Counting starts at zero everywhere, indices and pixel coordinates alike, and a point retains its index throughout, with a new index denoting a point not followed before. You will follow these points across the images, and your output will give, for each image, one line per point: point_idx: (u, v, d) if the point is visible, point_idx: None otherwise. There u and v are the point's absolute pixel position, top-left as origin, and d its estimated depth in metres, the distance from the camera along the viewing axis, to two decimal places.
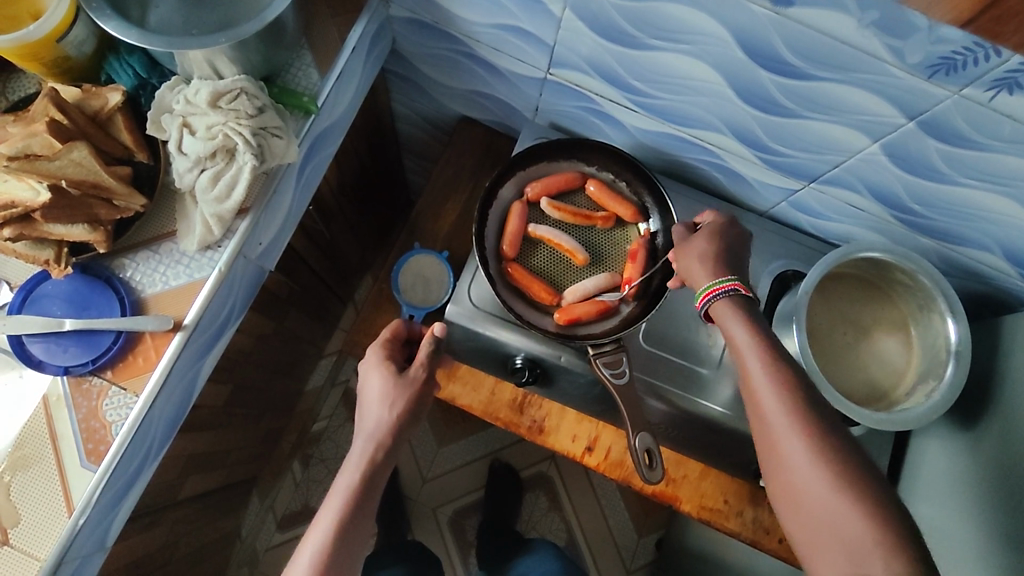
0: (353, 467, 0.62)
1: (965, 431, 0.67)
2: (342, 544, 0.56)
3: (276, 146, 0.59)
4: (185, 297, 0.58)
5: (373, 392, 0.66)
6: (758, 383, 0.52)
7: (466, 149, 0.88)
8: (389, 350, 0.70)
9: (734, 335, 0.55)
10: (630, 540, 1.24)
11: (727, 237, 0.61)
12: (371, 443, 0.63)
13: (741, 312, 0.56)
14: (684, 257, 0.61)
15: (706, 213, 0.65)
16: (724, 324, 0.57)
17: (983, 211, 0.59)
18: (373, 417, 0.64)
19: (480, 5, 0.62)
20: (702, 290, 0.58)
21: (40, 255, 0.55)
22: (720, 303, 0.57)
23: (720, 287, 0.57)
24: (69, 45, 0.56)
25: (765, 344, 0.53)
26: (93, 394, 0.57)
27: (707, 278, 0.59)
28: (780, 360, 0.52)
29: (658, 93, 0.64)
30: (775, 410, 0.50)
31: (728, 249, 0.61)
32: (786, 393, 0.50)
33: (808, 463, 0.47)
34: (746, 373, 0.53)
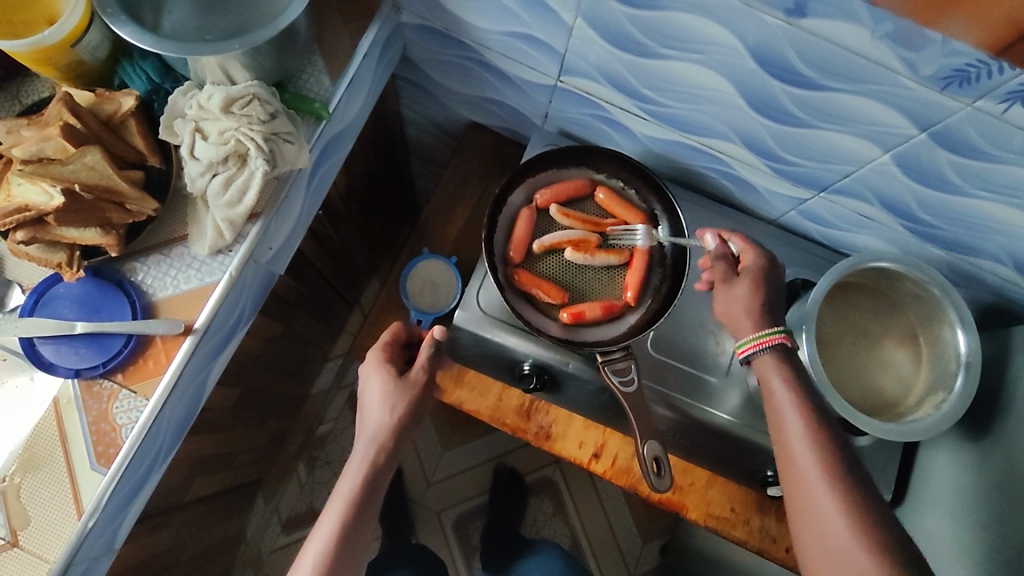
0: (355, 471, 0.62)
1: (974, 442, 0.66)
2: (343, 548, 0.57)
3: (287, 152, 0.59)
4: (196, 301, 0.59)
5: (374, 396, 0.66)
6: (794, 441, 0.53)
7: (475, 154, 0.88)
8: (389, 352, 0.70)
9: (773, 390, 0.56)
10: (634, 546, 1.24)
11: (770, 283, 0.62)
12: (373, 447, 0.63)
13: (785, 369, 0.57)
14: (727, 304, 0.61)
15: (742, 241, 0.64)
16: (764, 379, 0.58)
17: (996, 222, 0.59)
18: (373, 420, 0.65)
19: (492, 14, 0.62)
20: (745, 340, 0.59)
21: (52, 258, 0.55)
22: (763, 355, 0.58)
23: (769, 339, 0.57)
24: (84, 49, 0.56)
25: (806, 402, 0.55)
26: (104, 397, 0.57)
27: (753, 329, 0.59)
28: (818, 419, 0.54)
29: (669, 101, 0.64)
30: (811, 468, 0.51)
31: (772, 296, 0.61)
32: (821, 451, 0.52)
33: (840, 519, 0.48)
34: (782, 429, 0.55)
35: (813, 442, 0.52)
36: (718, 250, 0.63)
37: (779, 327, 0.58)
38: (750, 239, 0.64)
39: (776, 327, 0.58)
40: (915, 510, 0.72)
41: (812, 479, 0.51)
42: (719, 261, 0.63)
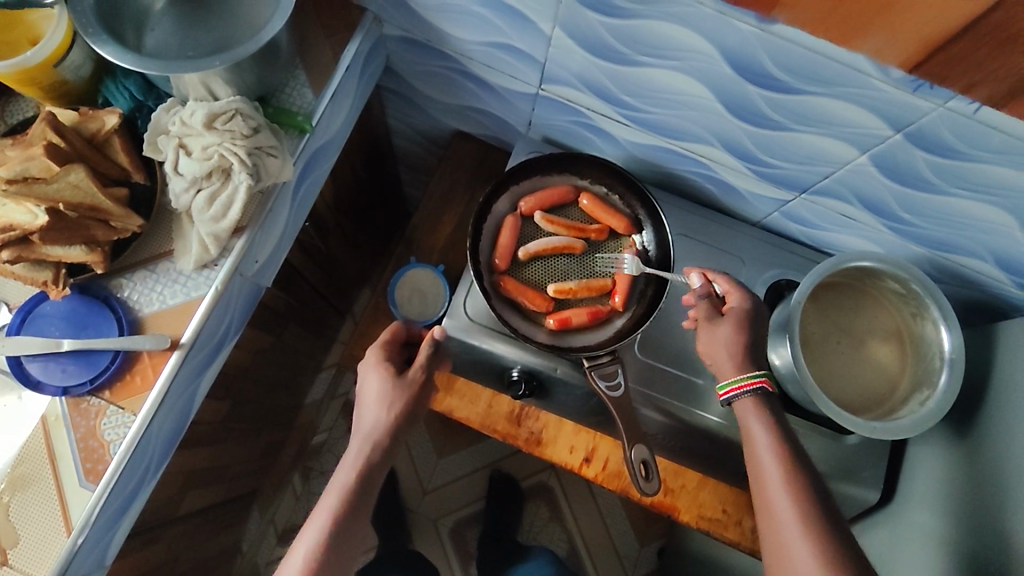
0: (348, 469, 0.62)
1: (960, 438, 0.67)
2: (334, 545, 0.57)
3: (271, 166, 0.60)
4: (181, 315, 0.59)
5: (372, 393, 0.67)
6: (769, 481, 0.55)
7: (461, 163, 0.88)
8: (388, 350, 0.71)
9: (752, 434, 0.58)
10: (631, 549, 1.24)
11: (755, 327, 0.62)
12: (368, 444, 0.64)
13: (764, 413, 0.59)
14: (710, 345, 0.63)
15: (728, 283, 0.65)
16: (744, 424, 0.59)
17: (973, 220, 0.60)
18: (370, 419, 0.65)
19: (471, 24, 0.63)
20: (729, 380, 0.60)
21: (38, 276, 0.56)
22: (744, 398, 0.60)
23: (752, 381, 0.59)
24: (67, 69, 0.57)
25: (783, 448, 0.56)
26: (92, 414, 0.57)
27: (734, 370, 0.61)
28: (793, 461, 0.55)
29: (649, 107, 0.64)
30: (783, 504, 0.53)
31: (754, 340, 0.62)
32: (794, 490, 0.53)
33: (806, 552, 0.49)
34: (759, 471, 0.56)
35: (787, 480, 0.54)
36: (702, 287, 0.64)
37: (761, 370, 0.60)
38: (737, 281, 0.64)
39: (758, 371, 0.60)
40: (904, 506, 0.72)
41: (784, 517, 0.52)
42: (703, 301, 0.64)
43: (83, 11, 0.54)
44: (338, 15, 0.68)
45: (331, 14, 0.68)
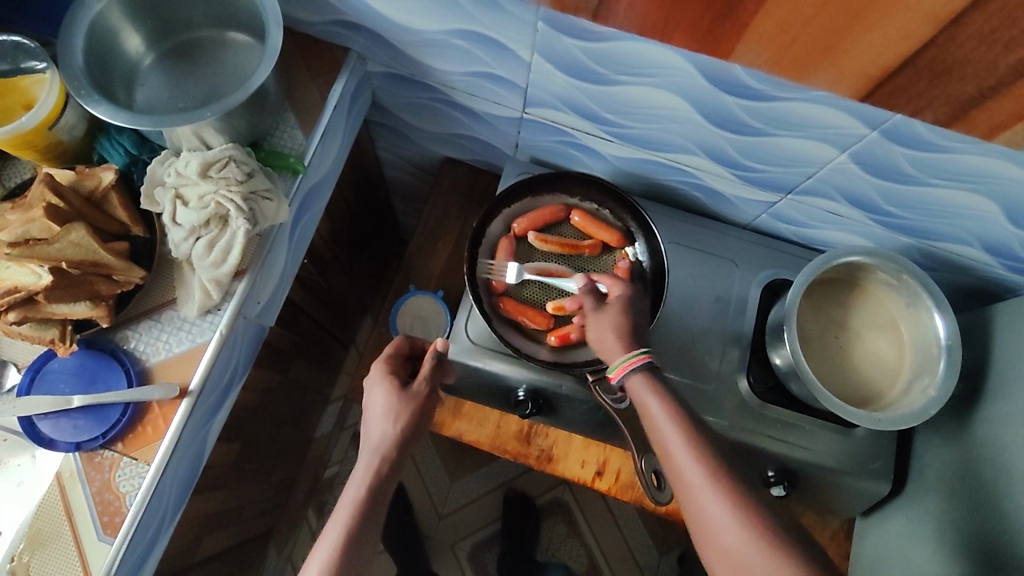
0: (358, 482, 0.60)
1: (964, 421, 0.68)
2: (349, 555, 0.55)
3: (266, 209, 0.61)
4: (188, 363, 0.60)
5: (378, 407, 0.65)
6: (674, 453, 0.53)
7: (452, 189, 0.89)
8: (393, 363, 0.70)
9: (649, 408, 0.56)
10: (651, 559, 1.23)
11: (636, 312, 0.63)
12: (376, 457, 0.62)
13: (654, 383, 0.57)
14: (597, 330, 0.61)
15: (609, 278, 0.66)
16: (637, 398, 0.57)
17: (958, 207, 0.61)
18: (378, 430, 0.64)
19: (453, 56, 0.64)
20: (617, 362, 0.59)
21: (45, 335, 0.56)
22: (634, 377, 0.57)
23: (635, 360, 0.58)
24: (61, 130, 0.58)
25: (676, 414, 0.54)
26: (106, 467, 0.58)
27: (621, 352, 0.59)
28: (692, 427, 0.54)
29: (631, 123, 0.66)
30: (694, 473, 0.51)
31: (637, 326, 0.62)
32: (700, 454, 0.52)
33: (729, 519, 0.48)
34: (664, 445, 0.54)
35: (689, 446, 0.52)
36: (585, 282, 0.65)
37: (643, 348, 0.59)
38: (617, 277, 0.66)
39: (640, 349, 0.59)
40: (915, 494, 0.73)
41: (698, 483, 0.50)
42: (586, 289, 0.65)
43: (74, 73, 0.55)
44: (323, 56, 0.69)
45: (316, 56, 0.69)
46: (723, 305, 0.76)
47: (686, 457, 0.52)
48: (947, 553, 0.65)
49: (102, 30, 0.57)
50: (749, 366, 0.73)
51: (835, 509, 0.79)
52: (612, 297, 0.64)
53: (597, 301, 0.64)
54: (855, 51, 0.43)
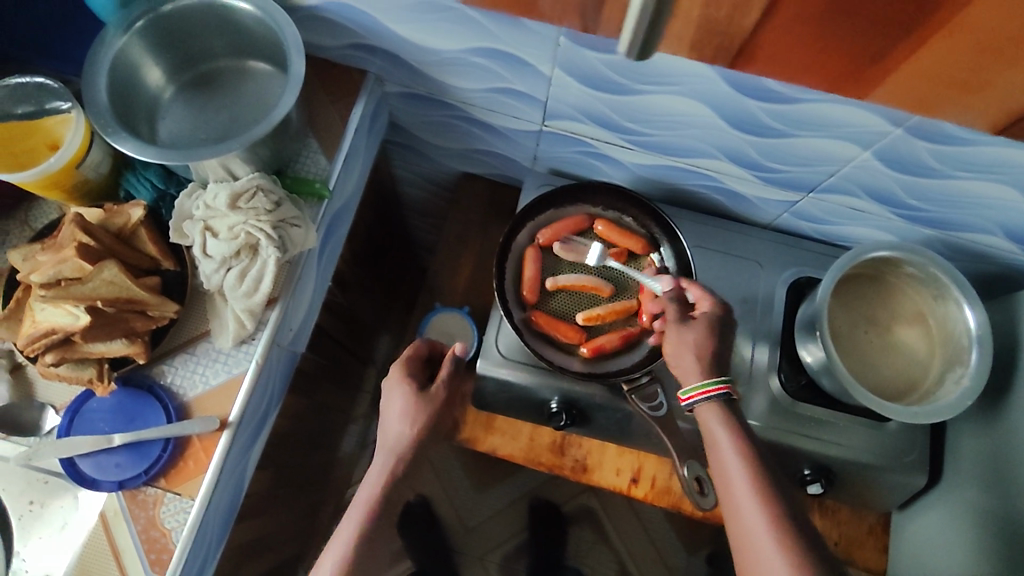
0: (373, 482, 0.62)
1: (998, 409, 0.68)
2: (360, 557, 0.57)
3: (295, 236, 0.61)
4: (225, 395, 0.59)
5: (396, 409, 0.66)
6: (733, 480, 0.54)
7: (470, 203, 0.89)
8: (411, 366, 0.70)
9: (716, 440, 0.56)
10: (681, 560, 1.23)
11: (723, 335, 0.61)
12: (392, 458, 0.63)
13: (727, 417, 0.57)
14: (675, 346, 0.60)
15: (699, 289, 0.64)
16: (705, 425, 0.58)
17: (984, 199, 0.62)
18: (394, 432, 0.64)
19: (473, 74, 0.64)
20: (694, 385, 0.58)
21: (82, 374, 0.56)
22: (706, 404, 0.58)
23: (713, 388, 0.57)
24: (88, 168, 0.58)
25: (745, 450, 0.55)
26: (150, 504, 0.57)
27: (698, 376, 0.59)
28: (758, 464, 0.54)
29: (652, 130, 0.66)
30: (752, 511, 0.51)
31: (721, 349, 0.60)
32: (762, 492, 0.52)
33: (779, 561, 0.48)
34: (725, 477, 0.55)
35: (752, 483, 0.53)
36: (671, 288, 0.65)
37: (722, 377, 0.59)
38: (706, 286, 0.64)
39: (720, 378, 0.58)
40: (952, 484, 0.73)
41: (754, 523, 0.51)
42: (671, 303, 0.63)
43: (100, 111, 0.55)
44: (340, 80, 0.69)
45: (334, 80, 0.69)
46: (749, 306, 0.76)
47: (747, 494, 0.52)
48: (991, 543, 0.65)
49: (123, 65, 0.58)
50: (780, 366, 0.73)
51: (872, 504, 0.79)
52: (699, 312, 0.62)
53: (683, 316, 0.62)
54: (917, 70, 0.44)
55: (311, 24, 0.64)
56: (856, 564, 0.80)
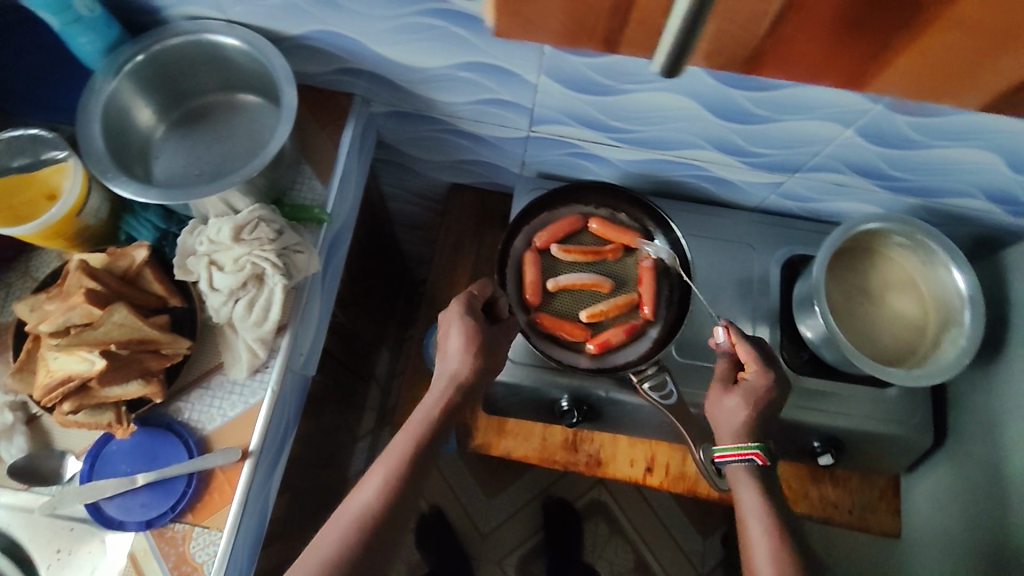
0: (426, 414, 0.60)
1: (995, 364, 0.71)
2: (398, 494, 0.55)
3: (299, 261, 0.62)
4: (244, 424, 0.60)
5: (455, 341, 0.62)
6: (751, 534, 0.56)
7: (461, 213, 0.90)
8: (472, 304, 0.65)
9: (742, 499, 0.59)
10: (696, 544, 1.25)
11: (765, 410, 0.61)
12: (451, 387, 0.61)
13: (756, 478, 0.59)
14: (715, 409, 0.63)
15: (752, 356, 0.62)
16: (738, 488, 0.60)
17: (963, 164, 0.64)
18: (452, 365, 0.61)
19: (460, 88, 0.65)
20: (724, 446, 0.60)
21: (101, 419, 0.57)
22: (734, 466, 0.60)
23: (743, 452, 0.59)
24: (88, 215, 0.59)
25: (768, 508, 0.57)
26: (178, 540, 0.57)
27: (732, 439, 0.60)
28: (780, 525, 0.56)
29: (639, 127, 0.67)
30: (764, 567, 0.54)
31: (760, 422, 0.61)
32: (776, 549, 0.54)
33: None
34: (745, 532, 0.57)
35: (768, 537, 0.55)
36: (723, 343, 0.65)
37: (759, 444, 0.59)
38: (766, 362, 0.61)
39: (755, 443, 0.59)
40: (957, 442, 0.75)
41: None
42: (722, 362, 0.65)
43: (96, 157, 0.56)
44: (328, 105, 0.70)
45: (322, 106, 0.70)
46: (746, 288, 0.78)
47: (763, 547, 0.55)
48: (1000, 494, 0.68)
49: (115, 110, 0.59)
50: (782, 345, 0.75)
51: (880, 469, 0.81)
52: (741, 380, 0.62)
53: (730, 379, 0.63)
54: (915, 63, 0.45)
55: (296, 53, 0.65)
56: (870, 528, 0.82)
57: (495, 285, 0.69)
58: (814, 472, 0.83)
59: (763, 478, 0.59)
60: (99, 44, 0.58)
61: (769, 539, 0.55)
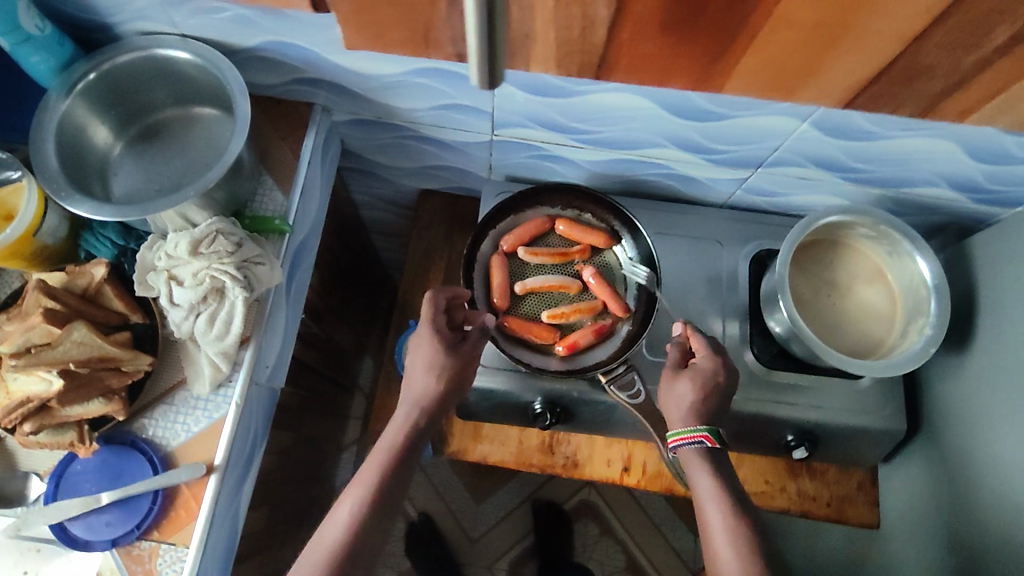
0: (394, 432, 0.60)
1: (964, 352, 0.71)
2: (368, 526, 0.54)
3: (261, 273, 0.61)
4: (209, 440, 0.60)
5: (418, 360, 0.63)
6: (711, 520, 0.57)
7: (432, 219, 0.90)
8: (438, 323, 0.63)
9: (697, 484, 0.59)
10: (686, 541, 1.25)
11: (715, 392, 0.63)
12: (416, 410, 0.62)
13: (708, 461, 0.60)
14: (667, 395, 0.64)
15: (703, 342, 0.66)
16: (689, 472, 0.60)
17: (922, 154, 0.64)
18: (418, 385, 0.62)
19: (418, 94, 0.65)
20: (676, 431, 0.61)
21: (63, 438, 0.56)
22: (688, 448, 0.61)
23: (691, 435, 0.60)
24: (46, 234, 0.58)
25: (722, 492, 0.58)
26: (145, 558, 0.57)
27: (683, 423, 0.62)
28: (736, 506, 0.57)
29: (599, 127, 0.68)
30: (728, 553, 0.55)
31: (715, 406, 0.63)
32: (735, 533, 0.55)
33: None
34: (703, 515, 0.58)
35: (727, 522, 0.56)
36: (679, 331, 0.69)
37: (707, 425, 0.61)
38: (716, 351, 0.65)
39: (702, 426, 0.61)
40: (931, 431, 0.75)
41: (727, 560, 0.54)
42: (674, 350, 0.67)
43: (51, 175, 0.55)
44: (288, 115, 0.70)
45: (282, 116, 0.70)
46: (715, 284, 0.78)
47: (723, 531, 0.56)
48: (973, 482, 0.68)
49: (69, 128, 0.59)
50: (752, 339, 0.75)
51: (857, 461, 0.81)
52: (692, 364, 0.65)
53: (680, 365, 0.66)
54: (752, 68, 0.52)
55: (251, 64, 0.65)
56: (850, 520, 0.83)
57: (454, 295, 0.66)
58: (791, 465, 0.83)
59: (728, 474, 0.59)
60: (51, 62, 0.57)
61: (725, 516, 0.56)
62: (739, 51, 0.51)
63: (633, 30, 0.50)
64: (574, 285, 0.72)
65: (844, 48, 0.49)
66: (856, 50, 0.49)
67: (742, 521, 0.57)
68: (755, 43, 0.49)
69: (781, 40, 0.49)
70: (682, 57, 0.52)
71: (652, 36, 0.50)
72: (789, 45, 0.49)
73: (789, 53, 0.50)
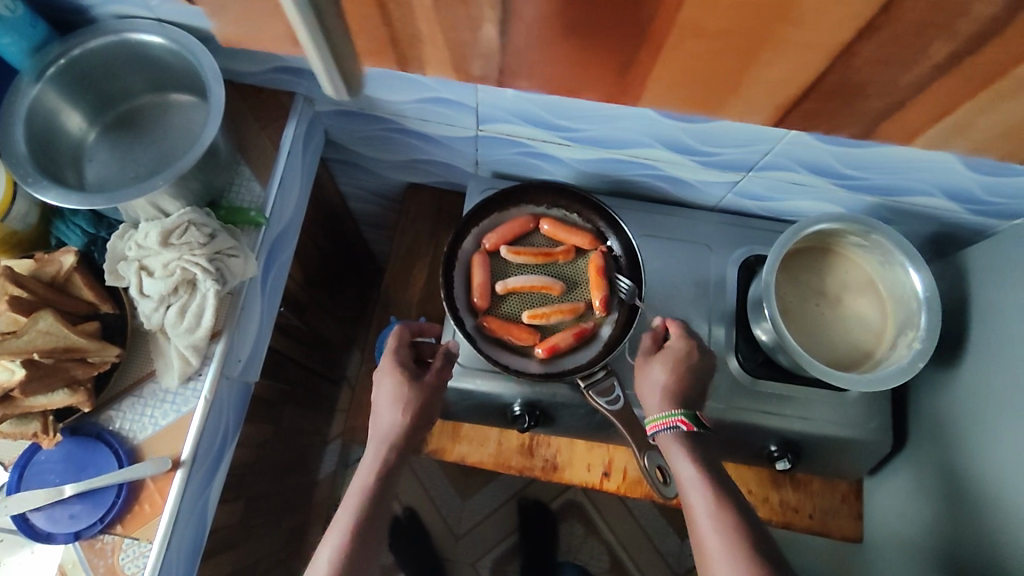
0: (365, 473, 0.59)
1: (955, 366, 0.69)
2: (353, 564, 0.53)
3: (234, 266, 0.60)
4: (177, 433, 0.59)
5: (384, 395, 0.62)
6: (696, 506, 0.55)
7: (419, 213, 0.89)
8: (401, 355, 0.64)
9: (682, 472, 0.57)
10: (673, 545, 1.24)
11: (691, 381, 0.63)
12: (384, 446, 0.60)
13: (689, 450, 0.58)
14: (648, 386, 0.63)
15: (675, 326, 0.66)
16: (671, 460, 0.59)
17: (916, 163, 0.62)
18: (386, 421, 0.61)
19: (400, 87, 0.64)
20: (652, 417, 0.61)
21: (27, 429, 0.55)
22: (665, 435, 0.60)
23: (664, 421, 0.59)
24: (13, 220, 0.57)
25: (708, 483, 0.56)
26: (107, 552, 0.56)
27: (659, 407, 0.61)
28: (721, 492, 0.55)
29: (585, 126, 0.66)
30: (713, 542, 0.53)
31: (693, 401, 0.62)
32: (721, 522, 0.53)
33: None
34: (688, 502, 0.56)
35: (711, 506, 0.54)
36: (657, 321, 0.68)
37: (685, 410, 0.60)
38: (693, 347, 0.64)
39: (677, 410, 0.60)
40: (918, 445, 0.74)
41: (712, 550, 0.52)
42: (648, 335, 0.67)
43: (16, 160, 0.54)
44: (268, 104, 0.69)
45: (262, 105, 0.69)
46: (703, 289, 0.77)
47: (706, 519, 0.54)
48: (958, 500, 0.66)
49: (40, 114, 0.58)
50: (737, 346, 0.73)
51: (841, 473, 0.80)
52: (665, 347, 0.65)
53: (654, 348, 0.66)
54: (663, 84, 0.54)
55: (229, 52, 0.63)
56: (832, 532, 0.81)
57: (416, 330, 0.69)
58: (774, 475, 0.82)
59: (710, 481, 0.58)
60: (23, 45, 0.56)
61: (710, 501, 0.55)
62: (646, 64, 0.51)
63: (528, 30, 0.49)
64: (557, 286, 0.70)
65: (759, 60, 0.48)
66: (773, 51, 0.47)
67: (727, 505, 0.55)
68: (661, 55, 0.50)
69: (689, 49, 0.48)
70: (595, 64, 0.53)
71: (554, 42, 0.50)
72: (698, 55, 0.49)
73: (692, 64, 0.50)
